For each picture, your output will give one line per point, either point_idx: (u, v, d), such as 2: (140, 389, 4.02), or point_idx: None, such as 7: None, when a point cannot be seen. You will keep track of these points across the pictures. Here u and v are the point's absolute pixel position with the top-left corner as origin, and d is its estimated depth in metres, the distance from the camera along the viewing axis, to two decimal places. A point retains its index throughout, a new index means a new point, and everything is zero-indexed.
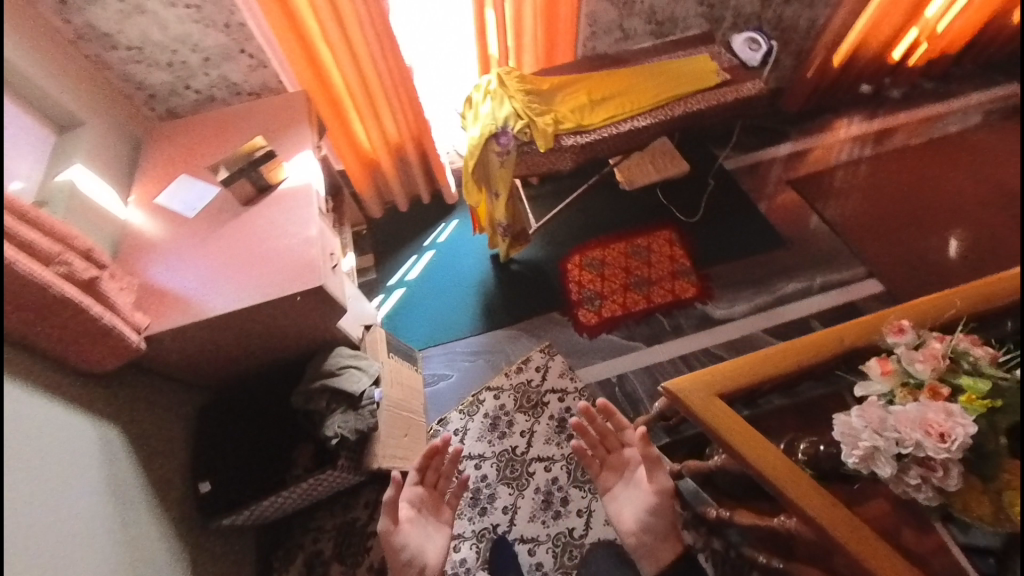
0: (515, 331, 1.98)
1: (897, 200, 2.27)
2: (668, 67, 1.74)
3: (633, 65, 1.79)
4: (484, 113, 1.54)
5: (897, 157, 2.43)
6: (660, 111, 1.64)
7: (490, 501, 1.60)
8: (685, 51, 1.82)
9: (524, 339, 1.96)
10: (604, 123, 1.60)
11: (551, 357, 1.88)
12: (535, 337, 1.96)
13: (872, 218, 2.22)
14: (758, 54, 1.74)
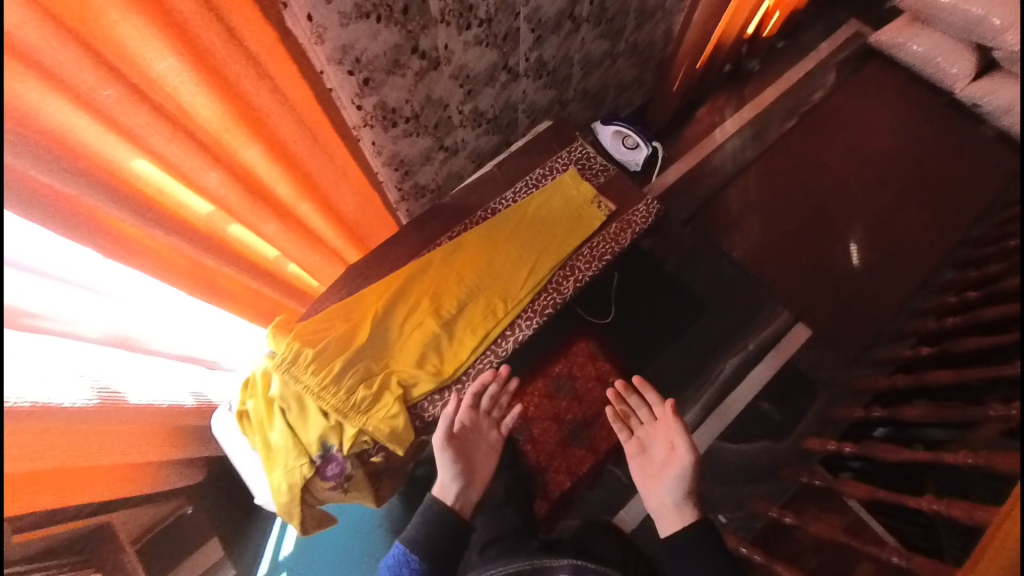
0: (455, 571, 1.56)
1: (793, 210, 2.07)
2: (531, 213, 1.20)
3: (481, 214, 1.21)
4: (283, 444, 0.89)
5: (779, 151, 2.19)
6: (548, 293, 1.12)
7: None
8: (544, 166, 1.27)
9: None
10: (477, 355, 1.05)
11: None
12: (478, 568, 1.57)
13: (780, 242, 2.02)
14: (636, 148, 1.30)
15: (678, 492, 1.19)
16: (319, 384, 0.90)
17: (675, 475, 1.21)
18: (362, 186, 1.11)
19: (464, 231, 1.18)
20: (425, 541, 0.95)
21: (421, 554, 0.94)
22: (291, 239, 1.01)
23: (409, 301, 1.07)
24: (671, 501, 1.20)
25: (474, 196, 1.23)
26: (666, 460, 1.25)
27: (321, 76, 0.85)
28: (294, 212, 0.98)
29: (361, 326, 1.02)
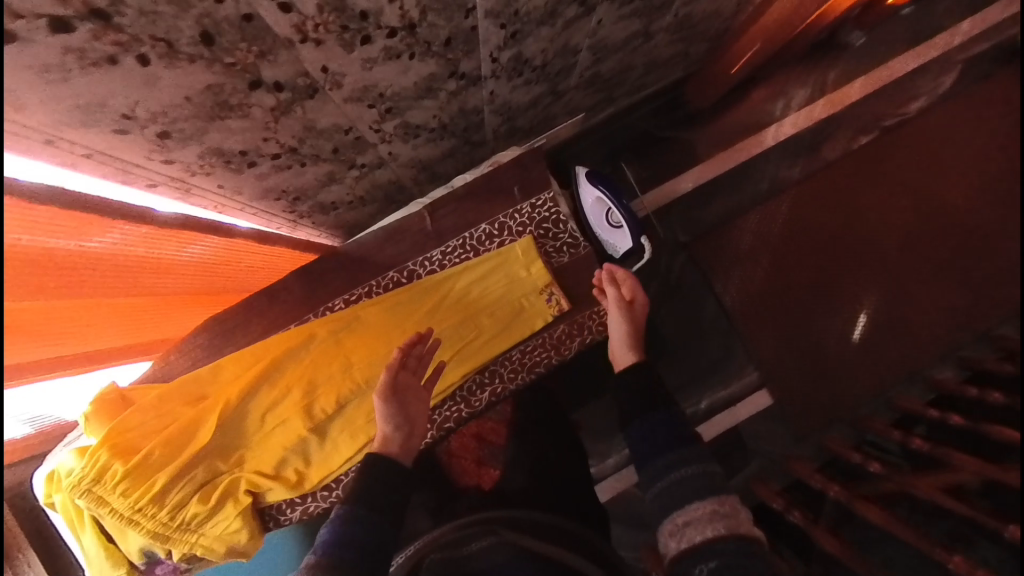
0: None
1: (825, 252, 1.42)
2: (456, 290, 0.89)
3: (393, 275, 0.90)
4: (97, 554, 0.77)
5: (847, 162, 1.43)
6: (454, 401, 0.91)
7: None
8: (495, 220, 0.91)
9: None
10: (351, 465, 0.88)
11: None
12: None
13: (781, 308, 1.46)
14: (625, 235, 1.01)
15: (628, 340, 0.86)
16: (133, 506, 0.75)
17: (632, 320, 0.86)
18: (212, 256, 0.79)
19: (365, 298, 0.90)
20: (365, 499, 0.71)
21: (361, 504, 0.70)
22: (93, 339, 0.74)
23: (275, 389, 0.86)
24: (623, 349, 0.86)
25: (390, 249, 0.90)
26: (609, 312, 0.87)
27: (42, 163, 0.48)
28: (73, 325, 0.69)
29: (207, 419, 0.82)
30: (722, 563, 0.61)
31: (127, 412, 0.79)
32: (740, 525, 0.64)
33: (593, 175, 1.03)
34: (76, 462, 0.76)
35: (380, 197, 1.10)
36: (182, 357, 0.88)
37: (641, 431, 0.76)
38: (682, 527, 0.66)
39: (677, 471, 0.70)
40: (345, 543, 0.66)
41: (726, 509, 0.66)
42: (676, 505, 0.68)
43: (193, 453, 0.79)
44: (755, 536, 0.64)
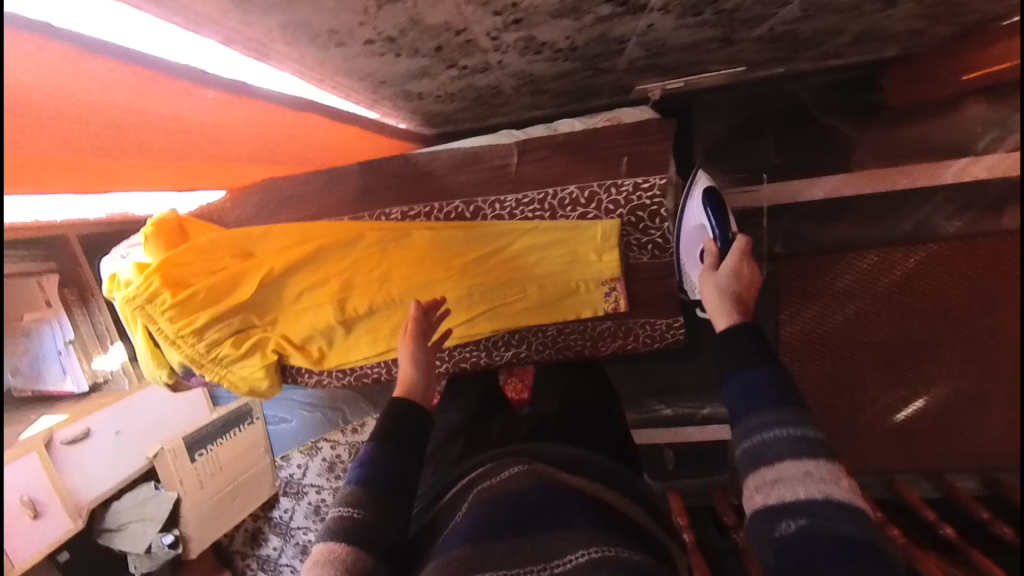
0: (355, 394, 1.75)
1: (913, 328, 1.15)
2: (518, 244, 0.82)
3: (458, 205, 0.83)
4: (145, 353, 0.88)
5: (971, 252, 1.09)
6: (476, 347, 0.92)
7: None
8: (586, 186, 0.79)
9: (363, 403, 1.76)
10: (367, 362, 0.94)
11: None
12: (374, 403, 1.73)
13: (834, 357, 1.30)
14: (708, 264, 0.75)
15: (735, 300, 0.62)
16: (176, 333, 0.82)
17: (738, 283, 0.63)
18: (278, 126, 0.73)
19: (423, 217, 0.85)
20: (381, 435, 0.64)
21: (387, 441, 0.64)
22: (157, 190, 0.79)
23: (316, 274, 0.86)
24: (720, 304, 0.62)
25: (463, 176, 0.82)
26: (706, 273, 0.66)
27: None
28: (113, 176, 0.67)
29: (250, 278, 0.85)
30: (813, 528, 0.43)
31: (181, 247, 0.82)
32: (843, 489, 0.45)
33: (707, 197, 0.74)
34: (134, 275, 0.81)
35: (472, 96, 0.96)
36: (241, 207, 0.90)
37: (732, 390, 0.54)
38: (772, 483, 0.47)
39: (767, 429, 0.50)
40: (376, 474, 0.61)
41: (824, 469, 0.46)
42: (765, 454, 0.49)
43: (232, 305, 0.84)
44: (867, 505, 0.45)
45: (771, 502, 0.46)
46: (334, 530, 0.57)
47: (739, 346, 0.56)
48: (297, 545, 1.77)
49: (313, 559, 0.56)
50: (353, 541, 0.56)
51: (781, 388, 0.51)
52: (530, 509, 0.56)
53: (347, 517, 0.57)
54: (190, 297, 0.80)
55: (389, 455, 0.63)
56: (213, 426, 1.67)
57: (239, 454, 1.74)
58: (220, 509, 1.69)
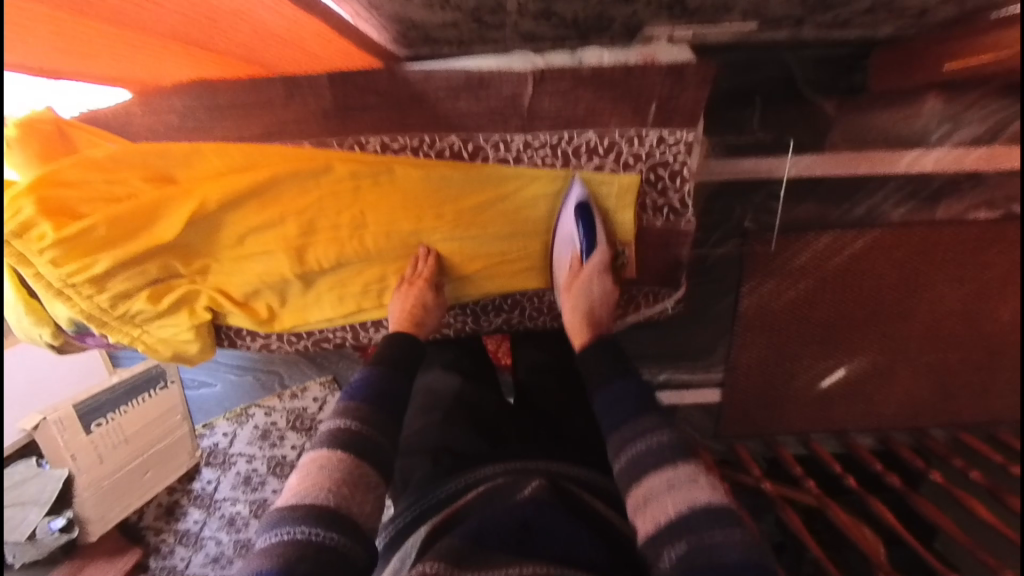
0: (294, 356, 1.54)
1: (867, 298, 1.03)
2: (522, 194, 0.71)
3: (454, 142, 0.68)
4: (16, 304, 0.66)
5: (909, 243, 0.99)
6: (461, 313, 0.82)
7: (231, 552, 1.51)
8: (606, 134, 0.68)
9: (304, 365, 1.56)
10: (329, 325, 0.78)
11: (332, 392, 1.56)
12: (316, 366, 1.54)
13: (774, 339, 1.16)
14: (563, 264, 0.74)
15: (588, 318, 0.69)
16: (65, 279, 0.61)
17: (594, 298, 0.70)
18: None
19: (409, 152, 0.69)
20: (386, 363, 0.67)
21: (393, 372, 0.66)
22: (16, 52, 0.52)
23: (265, 213, 0.68)
24: (575, 324, 0.69)
25: (462, 102, 0.67)
26: (566, 290, 0.71)
27: None
28: None
29: (171, 212, 0.65)
30: (693, 545, 0.44)
31: (66, 164, 0.60)
32: (704, 490, 0.48)
33: (580, 209, 0.69)
34: None
35: (468, 6, 0.79)
36: (152, 116, 0.67)
37: (606, 403, 0.60)
38: (644, 500, 0.50)
39: (638, 440, 0.54)
40: (376, 397, 0.62)
41: (686, 474, 0.50)
42: (637, 470, 0.52)
43: (146, 247, 0.64)
44: (728, 500, 0.48)
45: (649, 524, 0.48)
46: (333, 437, 0.57)
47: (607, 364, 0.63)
48: (224, 518, 1.54)
49: (307, 466, 0.55)
50: (356, 453, 0.56)
51: (643, 398, 0.58)
52: (542, 525, 0.50)
53: (350, 426, 0.58)
54: (84, 231, 0.59)
55: (395, 389, 0.64)
56: (114, 393, 1.35)
57: (147, 424, 1.43)
58: (124, 487, 1.41)
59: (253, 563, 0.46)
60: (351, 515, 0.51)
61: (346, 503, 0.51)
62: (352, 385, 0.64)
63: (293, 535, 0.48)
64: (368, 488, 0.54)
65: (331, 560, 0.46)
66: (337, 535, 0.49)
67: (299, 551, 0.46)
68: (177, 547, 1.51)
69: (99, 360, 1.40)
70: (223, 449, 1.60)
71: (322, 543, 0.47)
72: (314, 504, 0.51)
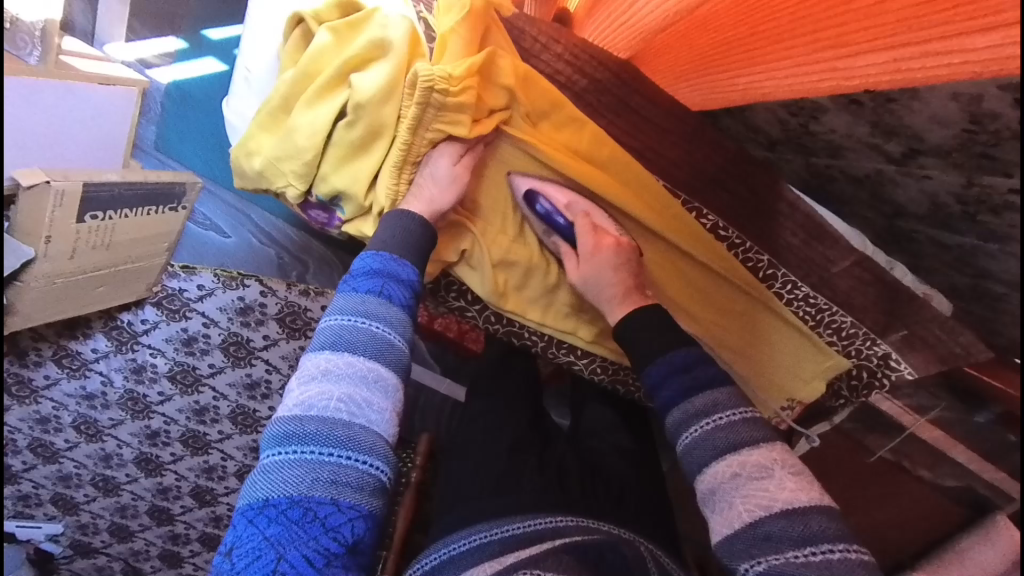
0: (331, 260, 1.43)
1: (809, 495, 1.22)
2: (760, 315, 0.76)
3: (763, 261, 0.72)
4: (298, 147, 0.65)
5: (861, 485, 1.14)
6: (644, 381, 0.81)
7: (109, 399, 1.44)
8: (857, 326, 0.78)
9: (335, 271, 1.43)
10: (533, 327, 0.75)
11: None
12: None
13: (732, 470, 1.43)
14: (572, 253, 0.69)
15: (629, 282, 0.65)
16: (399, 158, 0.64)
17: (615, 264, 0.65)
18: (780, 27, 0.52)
19: (726, 244, 0.71)
20: (407, 246, 0.61)
21: (414, 260, 0.61)
22: None
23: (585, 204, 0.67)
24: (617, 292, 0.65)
25: (796, 239, 0.71)
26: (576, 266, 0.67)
27: None
28: None
29: (521, 147, 0.66)
30: (772, 564, 0.49)
31: (493, 61, 0.61)
32: (779, 487, 0.51)
33: (525, 196, 0.67)
34: (400, 53, 0.62)
35: None
36: (569, 62, 0.63)
37: (658, 378, 0.60)
38: (712, 497, 0.54)
39: (704, 420, 0.56)
40: (408, 304, 0.59)
41: (756, 467, 0.52)
42: (698, 462, 0.55)
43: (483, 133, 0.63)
44: (807, 496, 0.50)
45: (725, 527, 0.52)
46: (343, 339, 0.54)
47: (656, 335, 0.62)
48: (133, 363, 1.41)
49: (309, 372, 0.52)
50: (376, 357, 0.53)
51: (709, 367, 0.58)
52: (614, 562, 0.58)
53: (369, 328, 0.54)
54: (444, 126, 0.61)
55: (418, 288, 0.61)
56: (127, 191, 1.07)
57: (137, 238, 1.16)
58: (69, 293, 1.12)
59: (267, 487, 0.47)
60: (370, 429, 0.50)
61: (360, 414, 0.50)
62: (354, 279, 0.58)
63: (303, 455, 0.47)
64: (388, 393, 0.53)
65: (356, 480, 0.47)
66: (369, 460, 0.49)
67: (318, 471, 0.47)
68: (50, 364, 1.36)
69: (124, 142, 1.13)
70: (187, 297, 1.38)
71: (340, 467, 0.47)
72: (326, 415, 0.49)
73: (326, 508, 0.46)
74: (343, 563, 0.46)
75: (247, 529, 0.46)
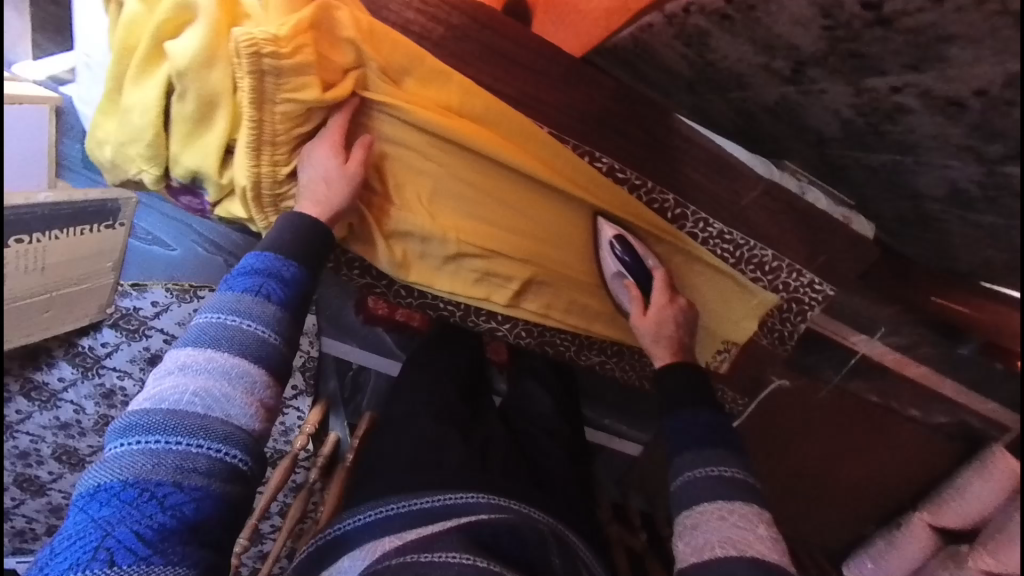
0: None
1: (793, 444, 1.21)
2: (677, 261, 0.76)
3: (668, 199, 0.71)
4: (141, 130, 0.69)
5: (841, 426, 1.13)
6: (570, 339, 0.82)
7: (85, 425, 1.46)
8: (780, 258, 0.76)
9: None
10: (447, 298, 0.75)
11: None
12: None
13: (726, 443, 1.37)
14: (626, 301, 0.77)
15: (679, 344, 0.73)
16: (252, 133, 0.66)
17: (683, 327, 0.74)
18: None
19: (626, 185, 0.70)
20: (295, 246, 0.62)
21: (299, 261, 0.62)
22: None
23: (473, 159, 0.67)
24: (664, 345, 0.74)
25: (699, 174, 0.69)
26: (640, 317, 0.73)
27: None
28: None
29: (394, 113, 0.67)
30: None
31: (324, 15, 0.62)
32: (755, 541, 0.52)
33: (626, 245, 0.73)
34: (214, 20, 0.64)
35: None
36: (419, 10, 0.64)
37: (683, 426, 0.64)
38: (691, 531, 0.55)
39: (710, 467, 0.59)
40: (286, 302, 0.59)
41: (744, 517, 0.54)
42: (692, 498, 0.58)
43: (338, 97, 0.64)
44: (778, 560, 0.51)
45: (690, 557, 0.53)
46: (213, 334, 0.54)
47: (681, 390, 0.69)
48: (101, 387, 1.41)
49: (173, 365, 0.53)
50: (243, 352, 0.54)
51: (719, 434, 0.62)
52: (511, 542, 0.64)
53: (242, 326, 0.55)
54: (295, 95, 0.63)
55: (300, 285, 0.61)
56: (54, 211, 1.07)
57: (75, 258, 1.16)
58: (15, 320, 1.12)
59: (110, 470, 0.47)
60: (227, 419, 0.51)
61: (217, 407, 0.51)
62: (231, 278, 0.59)
63: (148, 444, 0.48)
64: (253, 394, 0.53)
65: (205, 469, 0.48)
66: (226, 450, 0.50)
67: (163, 458, 0.47)
68: (19, 398, 1.37)
69: (46, 163, 1.12)
70: (144, 316, 1.38)
71: (186, 454, 0.48)
72: (178, 407, 0.50)
73: (166, 494, 0.47)
74: (178, 542, 0.46)
75: (82, 508, 0.47)
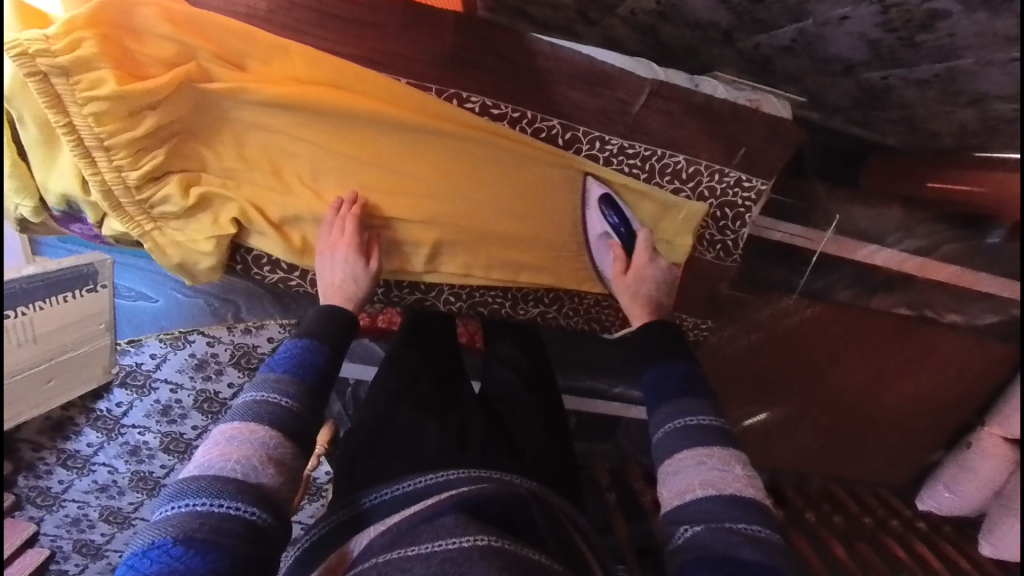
0: (258, 290, 1.41)
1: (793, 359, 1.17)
2: (579, 186, 0.85)
3: (554, 126, 0.81)
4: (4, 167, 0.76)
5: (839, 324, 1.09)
6: (502, 296, 0.96)
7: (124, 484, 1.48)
8: (694, 162, 0.83)
9: (266, 301, 1.41)
10: None
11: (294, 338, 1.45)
12: (281, 305, 1.42)
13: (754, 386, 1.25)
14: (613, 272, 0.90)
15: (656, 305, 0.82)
16: (99, 138, 0.69)
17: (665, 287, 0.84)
18: None
19: (507, 120, 0.81)
20: (323, 333, 0.71)
21: (324, 342, 0.70)
22: None
23: (358, 125, 0.79)
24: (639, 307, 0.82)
25: (578, 92, 0.79)
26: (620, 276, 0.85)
27: None
28: None
29: (245, 100, 0.75)
30: (707, 527, 0.55)
31: (134, 10, 0.67)
32: (735, 480, 0.58)
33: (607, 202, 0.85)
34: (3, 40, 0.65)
35: None
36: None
37: (658, 384, 0.70)
38: (672, 476, 0.61)
39: (687, 421, 0.64)
40: (308, 373, 0.66)
41: (720, 460, 0.60)
42: (671, 449, 0.63)
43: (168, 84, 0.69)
44: (756, 497, 0.57)
45: (674, 499, 0.59)
46: (255, 409, 0.60)
47: (663, 349, 0.75)
48: (126, 446, 1.47)
49: (216, 437, 0.58)
50: (270, 422, 0.59)
51: (693, 393, 0.68)
52: (493, 513, 0.60)
53: (274, 401, 0.60)
54: (94, 91, 0.66)
55: (322, 361, 0.68)
56: (29, 285, 1.13)
57: (63, 325, 1.22)
58: (21, 394, 1.20)
59: (152, 533, 0.51)
60: (255, 482, 0.54)
61: (254, 474, 0.55)
62: (272, 360, 0.67)
63: (191, 508, 0.52)
64: (280, 464, 0.57)
65: (238, 531, 0.51)
66: (256, 512, 0.53)
67: (199, 522, 0.51)
68: (59, 468, 1.41)
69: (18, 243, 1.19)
70: (147, 371, 1.47)
71: (219, 516, 0.51)
72: (217, 475, 0.54)
73: (197, 553, 0.49)
74: None
75: (126, 568, 0.50)
